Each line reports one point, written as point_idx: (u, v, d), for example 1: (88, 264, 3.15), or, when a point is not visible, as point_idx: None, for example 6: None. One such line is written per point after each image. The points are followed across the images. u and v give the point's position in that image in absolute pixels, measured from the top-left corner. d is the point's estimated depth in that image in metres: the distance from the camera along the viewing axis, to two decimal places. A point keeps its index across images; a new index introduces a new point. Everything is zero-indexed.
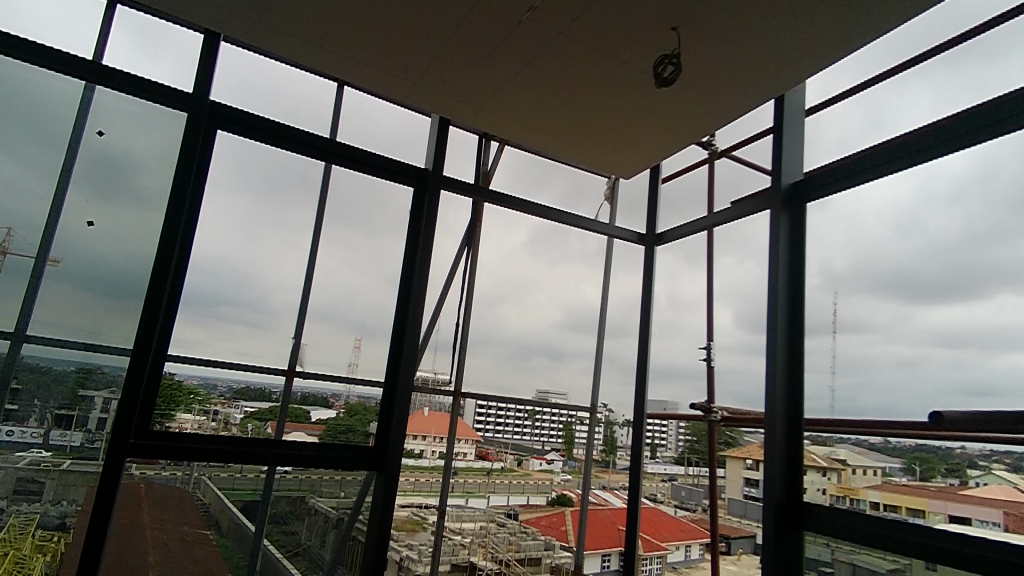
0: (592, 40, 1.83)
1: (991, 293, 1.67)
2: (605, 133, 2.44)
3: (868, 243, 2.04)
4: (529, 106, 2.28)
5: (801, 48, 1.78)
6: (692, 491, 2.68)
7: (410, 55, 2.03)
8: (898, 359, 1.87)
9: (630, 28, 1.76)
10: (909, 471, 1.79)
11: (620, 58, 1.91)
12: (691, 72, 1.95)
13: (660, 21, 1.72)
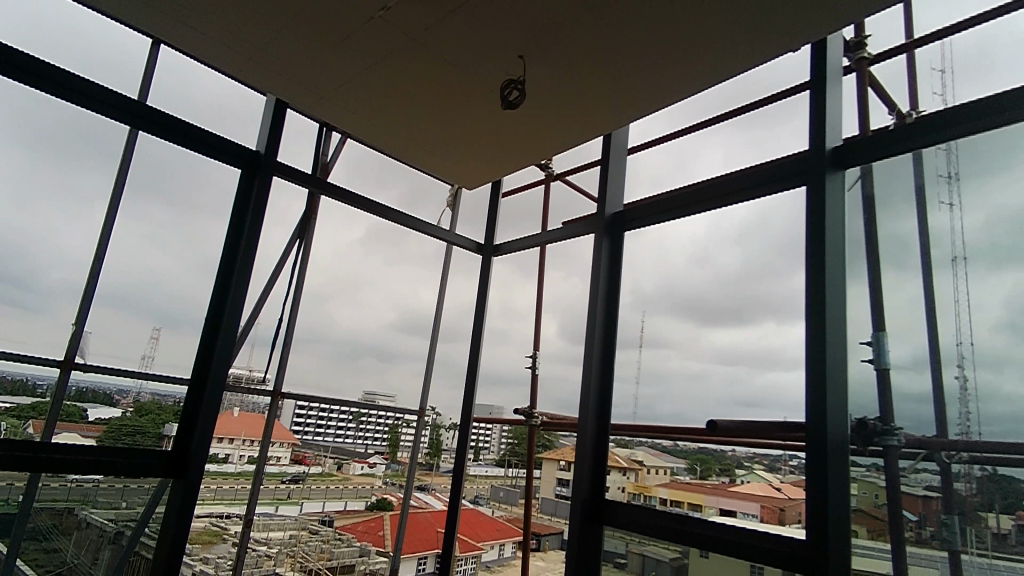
0: (552, 52, 1.81)
1: (759, 321, 1.99)
2: (473, 142, 2.43)
3: (673, 271, 2.33)
4: (430, 100, 2.15)
5: (628, 92, 1.99)
6: (508, 492, 2.85)
7: (330, 21, 1.77)
8: (689, 373, 2.16)
9: (566, 56, 1.82)
10: (691, 471, 2.07)
11: (567, 76, 1.92)
12: (598, 101, 2.06)
13: (597, 55, 1.81)
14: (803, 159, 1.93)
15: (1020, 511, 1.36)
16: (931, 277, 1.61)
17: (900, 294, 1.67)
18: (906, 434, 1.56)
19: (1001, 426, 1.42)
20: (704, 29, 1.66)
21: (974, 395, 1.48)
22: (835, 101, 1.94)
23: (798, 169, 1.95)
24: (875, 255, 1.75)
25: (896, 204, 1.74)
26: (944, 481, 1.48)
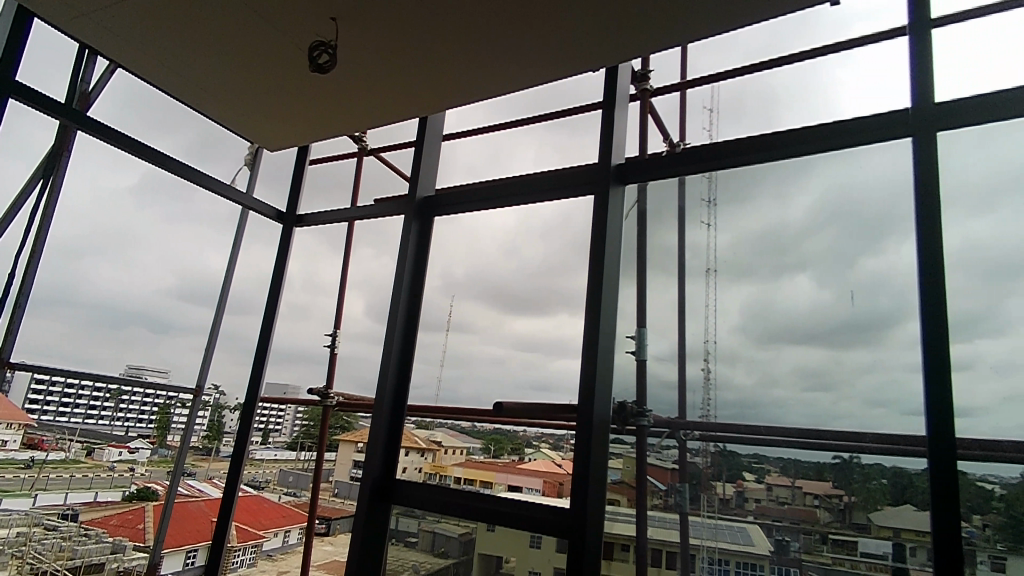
0: (513, 42, 1.81)
1: (554, 311, 2.15)
2: (305, 105, 2.26)
3: (482, 259, 2.43)
4: (277, 51, 1.93)
5: (445, 77, 2.02)
6: (298, 476, 2.71)
7: None
8: (491, 357, 2.27)
9: (382, 29, 1.78)
10: (485, 450, 2.21)
11: (410, 56, 1.91)
12: (475, 91, 2.10)
13: (415, 33, 1.79)
14: (593, 171, 2.12)
15: (739, 479, 1.69)
16: (688, 285, 1.93)
17: (664, 297, 1.97)
18: (654, 415, 1.88)
19: (732, 410, 1.74)
20: (525, 28, 1.74)
21: (713, 383, 1.79)
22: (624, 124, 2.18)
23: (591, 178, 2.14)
24: (645, 262, 2.04)
25: (667, 219, 2.04)
26: (686, 455, 1.80)
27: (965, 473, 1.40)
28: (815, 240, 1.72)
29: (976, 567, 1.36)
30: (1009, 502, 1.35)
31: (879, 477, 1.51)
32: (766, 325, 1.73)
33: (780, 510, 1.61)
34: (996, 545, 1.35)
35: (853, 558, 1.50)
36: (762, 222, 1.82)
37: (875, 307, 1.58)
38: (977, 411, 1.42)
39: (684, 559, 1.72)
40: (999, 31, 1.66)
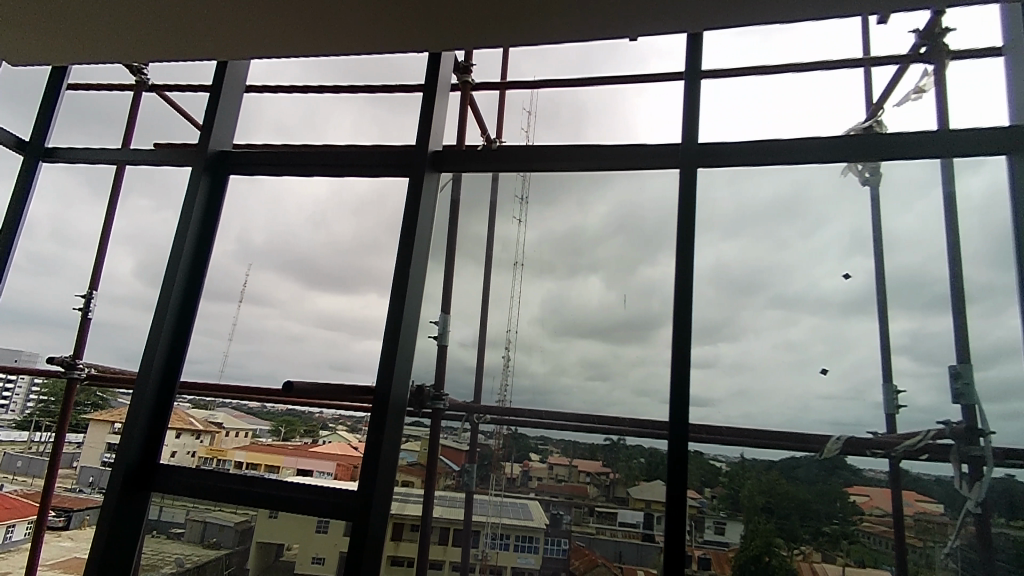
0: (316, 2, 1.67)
1: (363, 291, 2.07)
2: (57, 19, 1.83)
3: (286, 228, 2.26)
4: None
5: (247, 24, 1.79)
6: (30, 462, 2.31)
7: None
8: (288, 334, 2.12)
9: None
10: (274, 433, 2.10)
11: None
12: (283, 44, 1.91)
13: None
14: (408, 152, 2.04)
15: (526, 460, 1.86)
16: (494, 274, 2.06)
17: (470, 284, 2.05)
18: (451, 399, 1.99)
19: (527, 395, 1.91)
20: None
21: (511, 370, 1.95)
22: (443, 113, 2.14)
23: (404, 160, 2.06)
24: (453, 248, 2.09)
25: (478, 211, 2.12)
26: (478, 437, 1.95)
27: (702, 453, 1.69)
28: (606, 246, 1.94)
29: (704, 531, 1.64)
30: (730, 477, 1.67)
31: (639, 457, 1.73)
32: (561, 319, 1.92)
33: (557, 487, 1.81)
34: (718, 513, 1.65)
35: (612, 527, 1.73)
36: (563, 224, 2.01)
37: (648, 310, 1.82)
38: (714, 402, 1.72)
39: (469, 536, 1.86)
40: (751, 89, 2.03)
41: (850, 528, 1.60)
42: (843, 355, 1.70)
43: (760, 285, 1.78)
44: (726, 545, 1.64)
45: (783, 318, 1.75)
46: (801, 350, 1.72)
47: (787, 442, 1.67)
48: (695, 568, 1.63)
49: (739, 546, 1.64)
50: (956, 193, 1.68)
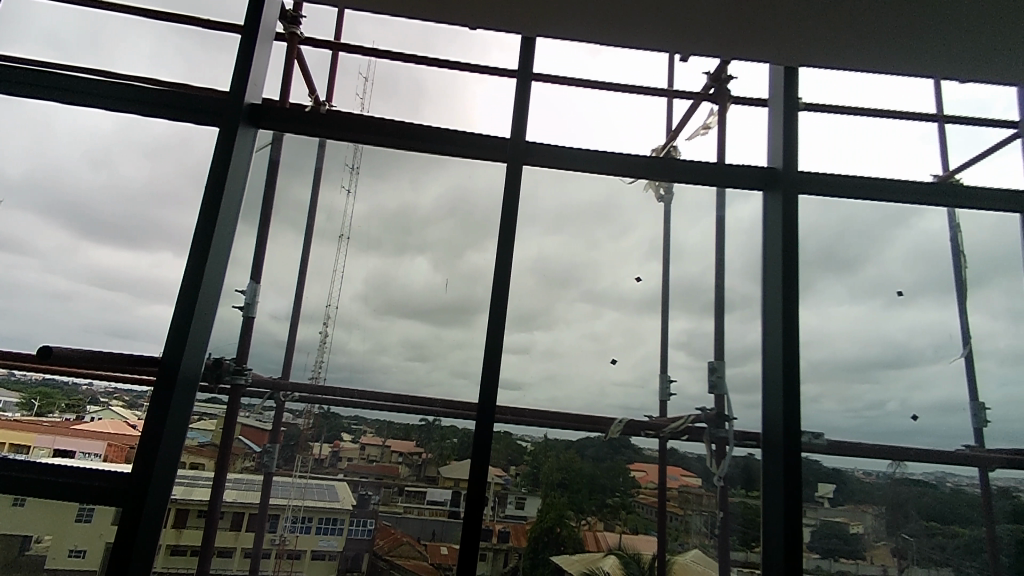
0: None
1: (156, 249, 1.82)
2: None
3: (54, 161, 1.86)
4: None
5: None
6: None
7: None
8: (50, 291, 1.77)
9: None
10: (22, 407, 1.74)
11: None
12: None
13: None
14: (219, 99, 1.79)
15: (336, 440, 1.81)
16: (316, 244, 1.94)
17: (287, 254, 1.92)
18: (253, 374, 1.83)
19: (340, 373, 1.84)
20: None
21: (329, 346, 1.85)
22: (263, 62, 1.90)
23: (212, 108, 1.79)
24: (269, 211, 1.90)
25: (302, 175, 1.96)
26: (284, 416, 1.85)
27: (511, 433, 1.80)
28: (433, 230, 1.97)
29: (506, 506, 1.77)
30: (533, 455, 1.83)
31: (452, 437, 1.79)
32: (384, 297, 1.88)
33: (367, 468, 1.80)
34: (520, 489, 1.80)
35: (420, 506, 1.77)
36: (393, 201, 1.96)
37: (472, 295, 1.86)
38: (524, 385, 1.84)
39: (268, 520, 1.77)
40: (576, 100, 2.16)
41: (628, 500, 1.85)
42: (634, 348, 1.95)
43: (573, 281, 1.96)
44: (523, 518, 1.79)
45: (591, 311, 1.95)
46: (601, 340, 1.93)
47: (583, 424, 1.87)
48: (495, 541, 1.73)
49: (535, 518, 1.80)
50: (727, 217, 1.98)
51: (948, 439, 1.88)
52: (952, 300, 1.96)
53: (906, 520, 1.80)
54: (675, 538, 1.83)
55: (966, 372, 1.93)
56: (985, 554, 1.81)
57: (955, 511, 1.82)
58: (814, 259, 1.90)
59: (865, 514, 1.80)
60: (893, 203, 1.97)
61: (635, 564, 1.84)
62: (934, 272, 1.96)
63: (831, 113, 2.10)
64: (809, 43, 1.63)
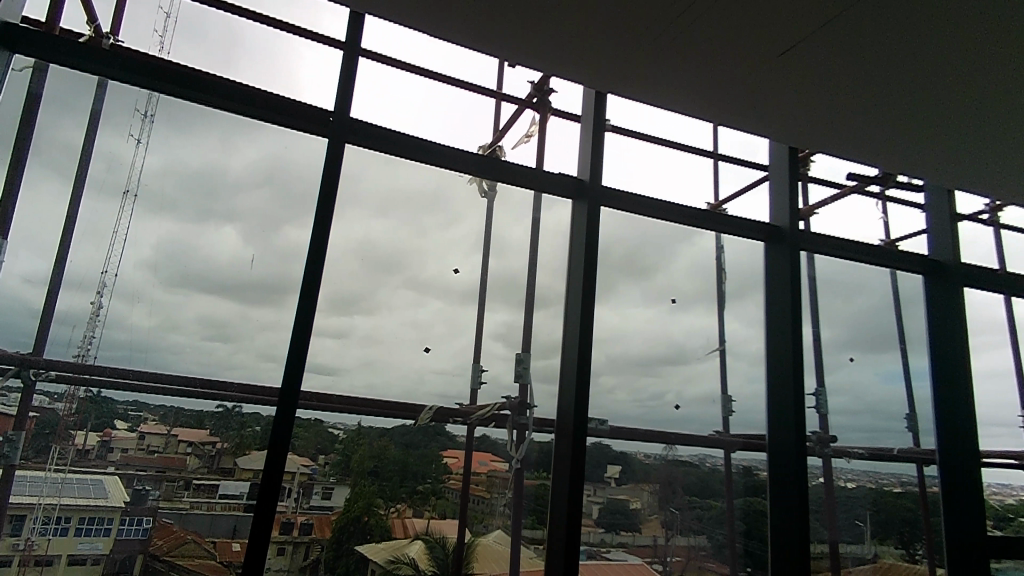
0: None
1: None
2: None
3: None
4: None
5: None
6: None
7: None
8: None
9: None
10: None
11: None
12: None
13: None
14: None
15: (108, 428, 1.58)
16: (91, 200, 1.63)
17: (50, 208, 1.58)
18: None
19: (117, 351, 1.59)
20: None
21: (102, 321, 1.59)
22: None
23: None
24: (27, 152, 1.58)
25: (73, 113, 1.64)
26: (35, 400, 1.53)
27: (322, 421, 1.72)
28: (246, 197, 1.78)
29: (311, 497, 1.70)
30: (345, 444, 1.77)
31: (253, 425, 1.66)
32: (178, 268, 1.67)
33: (146, 460, 1.59)
34: (328, 478, 1.74)
35: (209, 501, 1.62)
36: (196, 160, 1.75)
37: (285, 272, 1.73)
38: (339, 371, 1.77)
39: (8, 522, 1.47)
40: (407, 85, 2.11)
41: (439, 486, 1.91)
42: (451, 340, 1.97)
43: (397, 266, 1.93)
44: (329, 509, 1.73)
45: (413, 299, 1.93)
46: (422, 328, 1.93)
47: (398, 412, 1.86)
48: (296, 534, 1.65)
49: (342, 508, 1.76)
50: (541, 219, 2.13)
51: (702, 425, 2.22)
52: (716, 305, 2.32)
53: (674, 495, 2.13)
54: (479, 521, 1.95)
55: (720, 368, 2.28)
56: (727, 522, 2.18)
57: (710, 487, 2.18)
58: (614, 263, 2.16)
59: (643, 492, 2.08)
60: (672, 223, 2.29)
61: (440, 549, 1.88)
62: (705, 285, 2.32)
63: (626, 135, 2.35)
64: (619, 74, 1.74)
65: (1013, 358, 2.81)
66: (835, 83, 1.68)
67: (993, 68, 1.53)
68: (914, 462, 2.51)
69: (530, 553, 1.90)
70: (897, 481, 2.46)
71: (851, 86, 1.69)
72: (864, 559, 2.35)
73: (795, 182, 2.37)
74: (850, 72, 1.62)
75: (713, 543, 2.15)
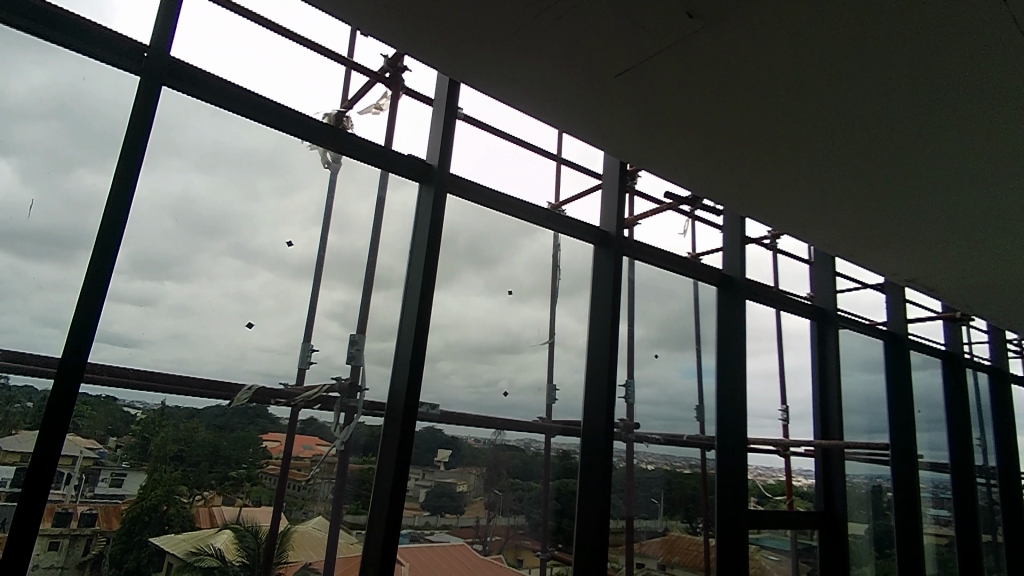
0: None
1: None
2: None
3: None
4: None
5: None
6: None
7: None
8: None
9: None
10: None
11: None
12: None
13: None
14: None
15: None
16: None
17: None
18: None
19: None
20: None
21: None
22: None
23: None
24: None
25: None
26: None
27: (115, 399, 1.52)
28: (30, 128, 1.46)
29: (95, 486, 1.47)
30: (143, 426, 1.56)
31: (24, 401, 1.39)
32: None
33: None
34: (120, 464, 1.52)
35: None
36: None
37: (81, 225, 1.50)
38: (141, 343, 1.56)
39: None
40: (233, 35, 1.84)
41: (255, 472, 1.72)
42: (281, 315, 1.79)
43: (222, 230, 1.72)
44: (120, 498, 1.51)
45: (240, 268, 1.74)
46: (248, 301, 1.74)
47: (214, 391, 1.65)
48: (74, 526, 1.44)
49: (135, 497, 1.53)
50: (386, 199, 2.06)
51: (527, 412, 2.34)
52: (549, 300, 2.46)
53: (498, 477, 2.23)
54: (299, 507, 1.80)
55: (548, 359, 2.42)
56: (543, 502, 2.34)
57: (532, 471, 2.32)
58: (457, 251, 2.19)
59: (469, 475, 2.15)
60: (518, 219, 2.40)
61: (251, 537, 1.71)
62: (541, 279, 2.44)
63: (478, 127, 2.36)
64: (475, 68, 1.76)
65: (778, 360, 3.39)
66: (669, 106, 1.85)
67: (783, 112, 1.82)
68: (698, 446, 2.91)
69: (350, 538, 1.86)
70: (686, 464, 2.86)
71: (682, 110, 1.87)
72: (655, 531, 2.68)
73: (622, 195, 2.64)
74: (680, 97, 1.80)
75: (530, 521, 2.29)
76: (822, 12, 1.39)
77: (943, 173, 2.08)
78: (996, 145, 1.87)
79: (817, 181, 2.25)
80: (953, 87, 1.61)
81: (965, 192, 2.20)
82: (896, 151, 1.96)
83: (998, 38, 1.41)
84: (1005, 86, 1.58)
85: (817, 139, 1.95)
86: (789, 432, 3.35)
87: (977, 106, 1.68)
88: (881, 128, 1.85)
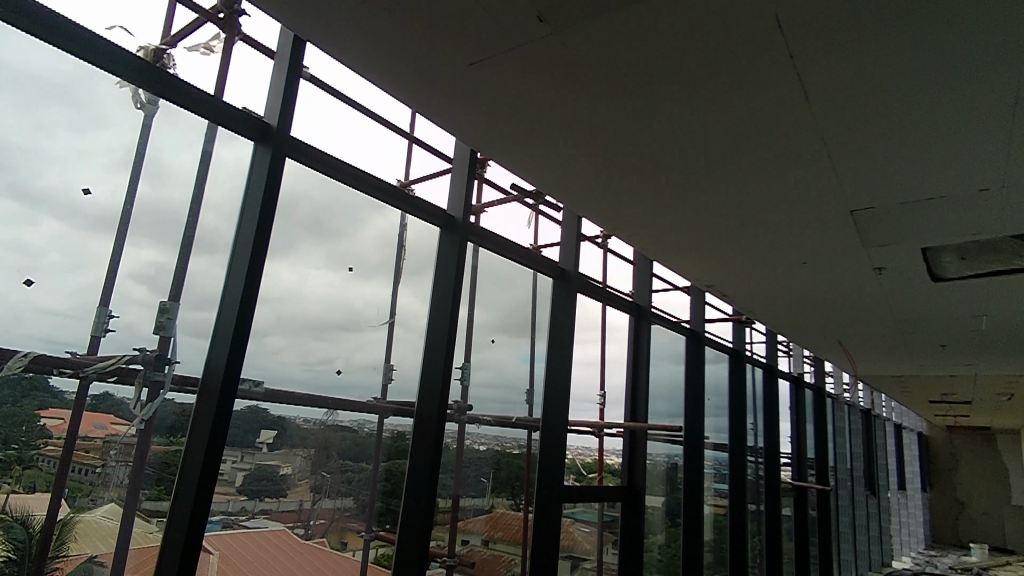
0: None
1: None
2: None
3: None
4: None
5: None
6: None
7: None
8: None
9: None
10: None
11: None
12: None
13: None
14: None
15: None
16: None
17: None
18: None
19: None
20: None
21: None
22: None
23: None
24: None
25: None
26: None
27: None
28: None
29: None
30: None
31: None
32: None
33: None
34: None
35: None
36: None
37: None
38: None
39: None
40: None
41: (30, 453, 1.44)
42: (72, 273, 1.54)
43: None
44: None
45: (17, 214, 1.45)
46: (26, 253, 1.46)
47: None
48: None
49: None
50: (213, 155, 1.86)
51: (360, 391, 2.26)
52: (393, 279, 2.42)
53: (326, 459, 2.15)
54: (85, 494, 1.56)
55: (387, 338, 2.38)
56: (372, 485, 2.31)
57: (363, 452, 2.28)
58: (294, 220, 2.06)
59: (295, 458, 2.04)
60: (365, 195, 2.32)
61: (19, 528, 1.44)
62: (384, 256, 2.38)
63: (325, 91, 2.22)
64: (327, 32, 1.66)
65: (600, 350, 3.71)
66: (514, 103, 1.93)
67: (619, 125, 1.99)
68: (525, 428, 3.07)
69: (148, 527, 1.69)
70: (514, 444, 3.04)
71: (526, 111, 1.96)
72: (483, 508, 2.81)
73: (469, 181, 2.70)
74: (524, 97, 1.88)
75: (357, 503, 2.26)
76: (653, 38, 1.55)
77: (742, 195, 2.43)
78: (781, 176, 2.22)
79: (642, 191, 2.49)
80: (751, 122, 1.88)
81: (758, 213, 2.58)
82: (707, 171, 2.24)
83: (784, 87, 1.69)
84: (787, 127, 1.89)
85: (645, 154, 2.16)
86: (604, 415, 3.69)
87: (767, 142, 1.99)
88: (697, 151, 2.10)
